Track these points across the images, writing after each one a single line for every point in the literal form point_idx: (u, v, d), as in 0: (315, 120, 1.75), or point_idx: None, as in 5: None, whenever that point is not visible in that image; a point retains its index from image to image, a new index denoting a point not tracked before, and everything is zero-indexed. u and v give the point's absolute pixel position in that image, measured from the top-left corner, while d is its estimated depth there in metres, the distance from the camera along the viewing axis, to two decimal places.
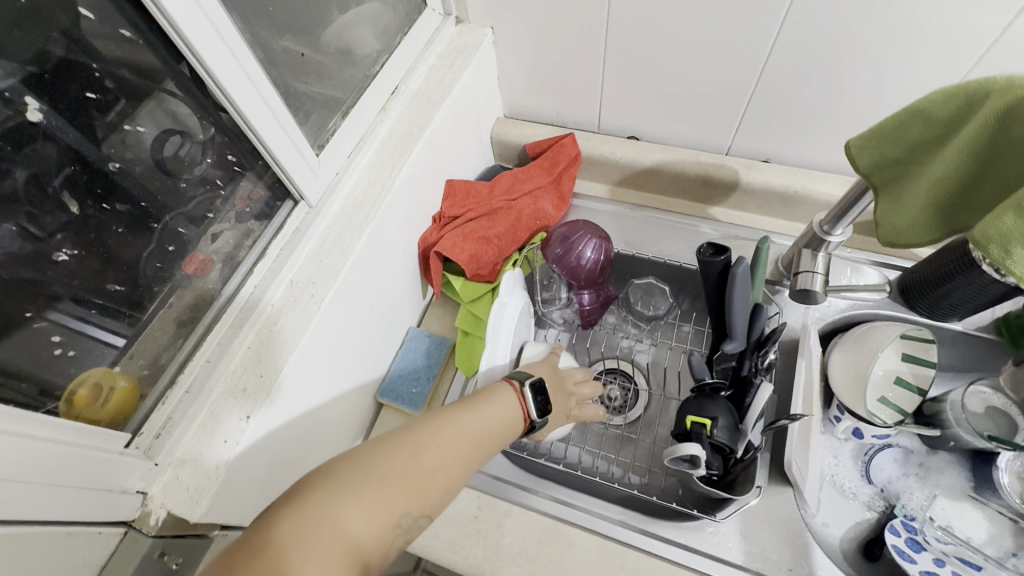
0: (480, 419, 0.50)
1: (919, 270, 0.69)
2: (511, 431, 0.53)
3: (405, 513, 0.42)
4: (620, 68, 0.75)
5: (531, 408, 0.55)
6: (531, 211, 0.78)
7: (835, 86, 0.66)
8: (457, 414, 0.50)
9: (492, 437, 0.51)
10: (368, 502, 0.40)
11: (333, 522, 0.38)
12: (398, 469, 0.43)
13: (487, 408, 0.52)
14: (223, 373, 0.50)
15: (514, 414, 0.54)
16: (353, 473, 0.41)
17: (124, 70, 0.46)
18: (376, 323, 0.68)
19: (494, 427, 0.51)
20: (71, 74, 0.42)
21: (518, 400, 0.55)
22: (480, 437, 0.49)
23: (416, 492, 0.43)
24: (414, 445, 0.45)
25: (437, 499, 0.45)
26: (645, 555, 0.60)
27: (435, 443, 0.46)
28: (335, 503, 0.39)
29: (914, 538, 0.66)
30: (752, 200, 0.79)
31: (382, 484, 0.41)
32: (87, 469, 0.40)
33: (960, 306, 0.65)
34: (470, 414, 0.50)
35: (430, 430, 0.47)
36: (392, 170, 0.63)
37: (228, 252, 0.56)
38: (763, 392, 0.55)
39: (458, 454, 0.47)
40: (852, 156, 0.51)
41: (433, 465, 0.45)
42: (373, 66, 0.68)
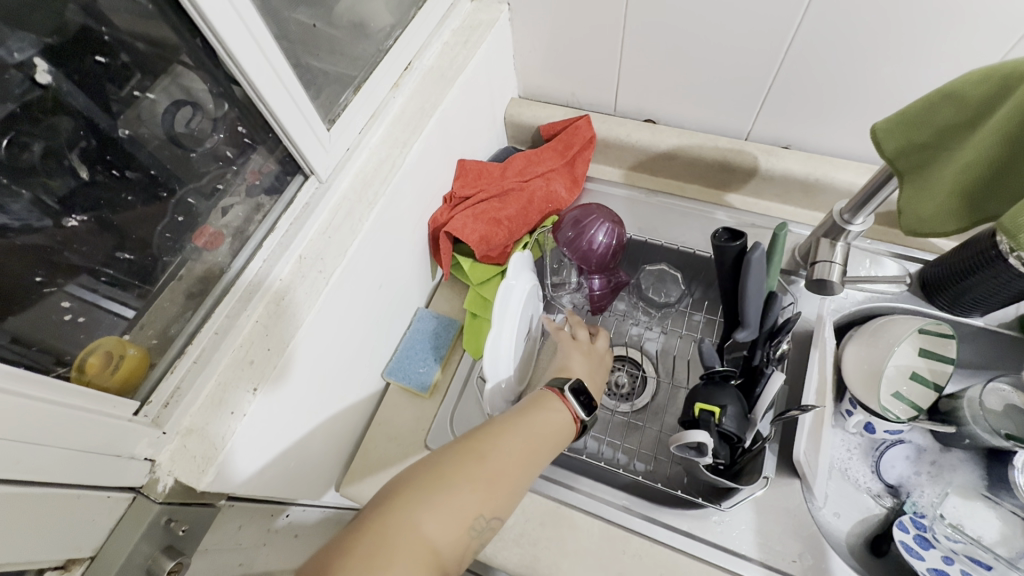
0: (535, 424, 0.54)
1: (942, 261, 0.66)
2: (566, 433, 0.56)
3: (477, 515, 0.46)
4: (639, 48, 0.73)
5: (577, 408, 0.57)
6: (543, 193, 0.76)
7: (862, 70, 0.64)
8: (513, 419, 0.54)
9: (549, 439, 0.54)
10: (442, 506, 0.44)
11: (412, 525, 0.43)
12: (464, 475, 0.47)
13: (539, 414, 0.55)
14: (231, 346, 0.50)
15: (564, 416, 0.56)
16: (425, 482, 0.46)
17: (139, 43, 0.45)
18: (384, 301, 0.68)
19: (549, 430, 0.54)
20: (86, 44, 0.42)
21: (566, 405, 0.57)
22: (536, 441, 0.53)
23: (484, 495, 0.47)
24: (476, 452, 0.49)
25: (504, 501, 0.48)
26: (647, 541, 0.60)
27: (495, 449, 0.50)
28: (414, 510, 0.44)
29: (923, 535, 0.65)
30: (770, 188, 0.77)
31: (452, 491, 0.46)
32: (96, 433, 0.41)
33: (983, 300, 0.63)
34: (525, 420, 0.54)
35: (490, 439, 0.51)
36: (403, 148, 0.63)
37: (238, 227, 0.56)
38: (774, 383, 0.54)
39: (517, 459, 0.50)
40: (878, 140, 0.49)
41: (495, 469, 0.49)
42: (386, 40, 0.66)
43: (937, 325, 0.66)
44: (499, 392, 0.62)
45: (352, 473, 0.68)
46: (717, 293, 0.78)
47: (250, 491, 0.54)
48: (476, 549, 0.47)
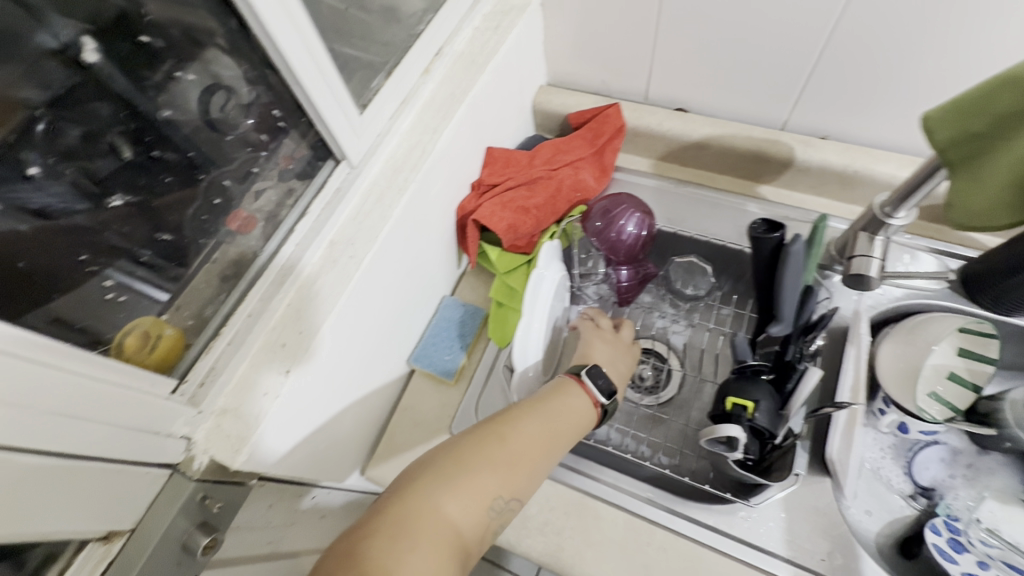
0: (554, 410, 0.54)
1: (983, 259, 0.63)
2: (586, 419, 0.56)
3: (497, 496, 0.46)
4: (673, 34, 0.71)
5: (597, 391, 0.58)
6: (571, 181, 0.75)
7: (909, 58, 0.61)
8: (535, 403, 0.54)
9: (568, 424, 0.54)
10: (464, 487, 0.45)
11: (434, 505, 0.43)
12: (485, 458, 0.47)
13: (559, 399, 0.55)
14: (263, 328, 0.51)
15: (585, 402, 0.57)
16: (447, 464, 0.46)
17: (175, 30, 0.47)
18: (412, 290, 0.68)
19: (568, 416, 0.54)
20: (125, 28, 0.44)
21: (584, 391, 0.58)
22: (556, 425, 0.53)
23: (504, 477, 0.47)
24: (496, 435, 0.50)
25: (524, 483, 0.49)
26: (671, 534, 0.59)
27: (516, 431, 0.51)
28: (435, 490, 0.44)
29: (956, 539, 0.63)
30: (805, 180, 0.75)
31: (472, 472, 0.46)
32: (136, 410, 0.42)
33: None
34: (544, 405, 0.54)
35: (511, 422, 0.52)
36: (433, 134, 0.62)
37: (270, 211, 0.57)
38: (809, 379, 0.52)
39: (537, 443, 0.51)
40: (930, 129, 0.47)
41: (516, 451, 0.49)
42: (418, 25, 0.66)
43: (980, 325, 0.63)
44: (525, 381, 0.62)
45: (377, 457, 0.69)
46: (747, 287, 0.77)
47: (279, 471, 0.54)
48: (497, 531, 0.47)
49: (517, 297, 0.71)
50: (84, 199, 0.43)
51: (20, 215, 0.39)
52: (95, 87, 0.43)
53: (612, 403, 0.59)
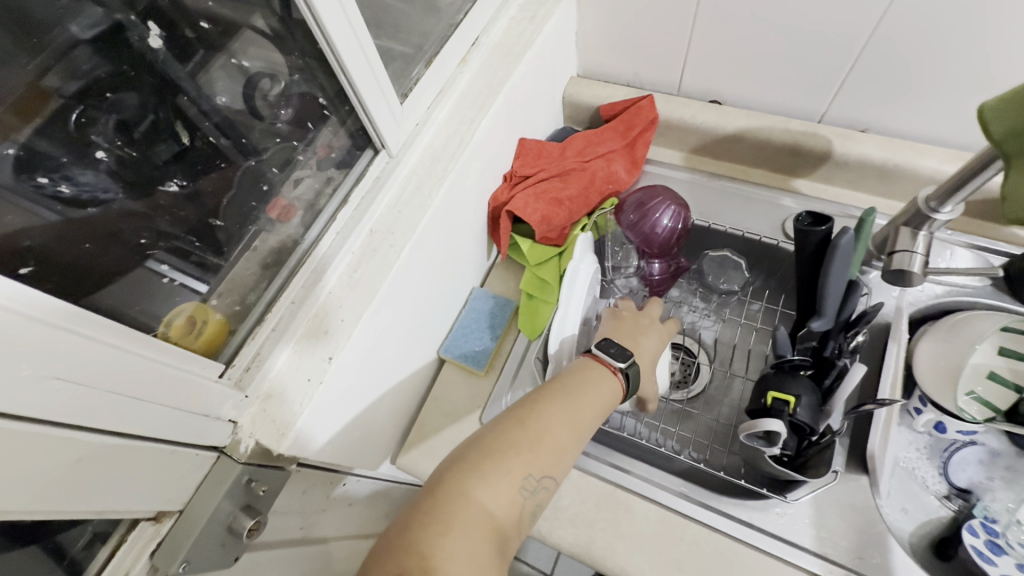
0: (573, 386, 0.52)
1: None
2: (610, 391, 0.53)
3: (526, 476, 0.45)
4: (711, 24, 0.70)
5: (608, 356, 0.55)
6: (604, 174, 0.75)
7: (958, 49, 0.60)
8: (556, 383, 0.52)
9: (592, 399, 0.52)
10: (490, 470, 0.44)
11: (463, 490, 0.42)
12: (508, 441, 0.46)
13: (577, 376, 0.53)
14: (306, 315, 0.52)
15: (601, 375, 0.54)
16: (471, 450, 0.45)
17: (206, 23, 0.51)
18: (444, 280, 0.68)
19: (591, 391, 0.52)
20: (170, 26, 0.49)
21: (598, 361, 0.55)
22: (577, 401, 0.51)
23: (529, 456, 0.46)
24: (517, 418, 0.48)
25: (553, 461, 0.47)
26: (704, 528, 0.59)
27: (539, 412, 0.49)
28: (463, 476, 0.43)
29: (994, 540, 0.62)
30: (843, 174, 0.74)
31: (497, 455, 0.45)
32: (188, 392, 0.42)
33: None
34: (562, 384, 0.52)
35: (534, 403, 0.50)
36: (471, 124, 0.62)
37: (309, 200, 0.57)
38: (854, 375, 0.52)
39: (561, 422, 0.49)
40: (984, 120, 0.47)
41: (540, 430, 0.48)
42: (456, 15, 0.66)
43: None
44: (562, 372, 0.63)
45: (408, 447, 0.69)
46: (780, 283, 0.76)
47: (319, 457, 0.55)
48: (534, 512, 0.45)
49: (549, 289, 0.71)
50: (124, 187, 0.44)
51: (74, 200, 0.41)
52: (128, 80, 0.47)
53: (633, 367, 0.55)
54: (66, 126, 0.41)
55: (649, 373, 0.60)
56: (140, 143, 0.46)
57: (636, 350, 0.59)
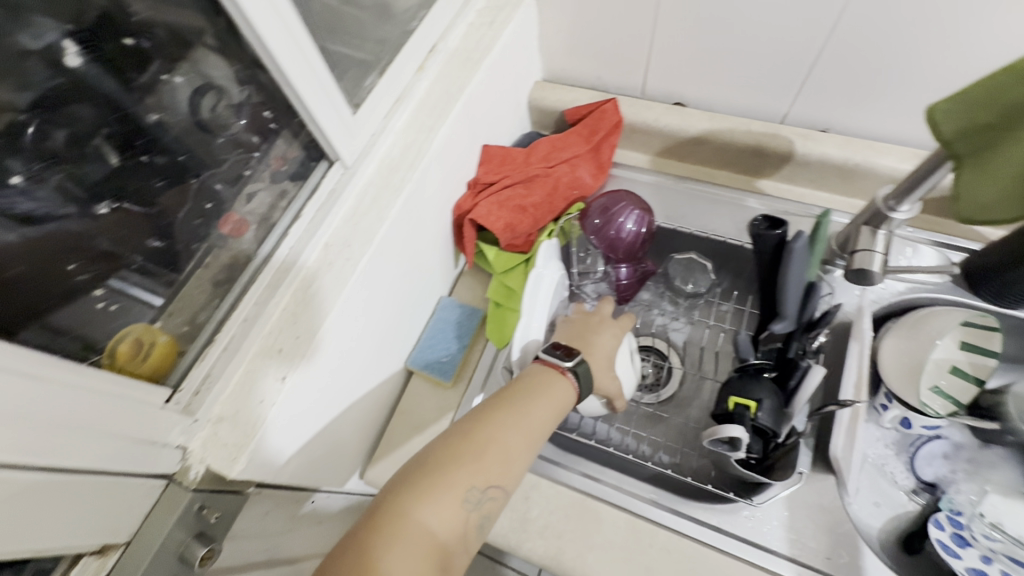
0: (520, 393, 0.51)
1: (989, 251, 0.63)
2: (561, 395, 0.52)
3: (469, 488, 0.44)
4: (671, 28, 0.70)
5: (552, 358, 0.54)
6: (568, 179, 0.74)
7: (910, 50, 0.60)
8: (505, 393, 0.51)
9: (541, 404, 0.50)
10: (431, 485, 0.42)
11: (403, 509, 0.41)
12: (450, 454, 0.45)
13: (525, 383, 0.52)
14: (260, 333, 0.50)
15: (549, 377, 0.53)
16: (413, 468, 0.44)
17: (158, 30, 0.46)
18: (407, 291, 0.67)
19: (539, 397, 0.51)
20: (114, 29, 0.43)
21: (546, 365, 0.54)
22: (524, 408, 0.49)
23: (473, 467, 0.44)
24: (461, 430, 0.47)
25: (498, 470, 0.45)
26: (674, 534, 0.59)
27: (484, 423, 0.48)
28: (405, 495, 0.42)
29: (959, 533, 0.63)
30: (805, 174, 0.74)
31: (439, 469, 0.44)
32: (131, 421, 0.41)
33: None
34: (509, 392, 0.51)
35: (480, 414, 0.49)
36: (428, 133, 0.61)
37: (262, 214, 0.56)
38: (813, 375, 0.52)
39: (506, 430, 0.47)
40: (935, 121, 0.46)
41: (483, 440, 0.46)
42: (411, 21, 0.64)
43: (982, 320, 0.63)
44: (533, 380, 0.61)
45: (376, 461, 0.69)
46: (747, 283, 0.76)
47: (278, 476, 0.54)
48: (482, 525, 0.44)
49: (516, 297, 0.71)
50: (71, 204, 0.41)
51: (16, 220, 0.38)
52: (82, 91, 0.42)
53: (582, 364, 0.54)
54: (19, 140, 0.38)
55: (607, 371, 0.58)
56: (78, 155, 0.42)
57: (587, 349, 0.58)
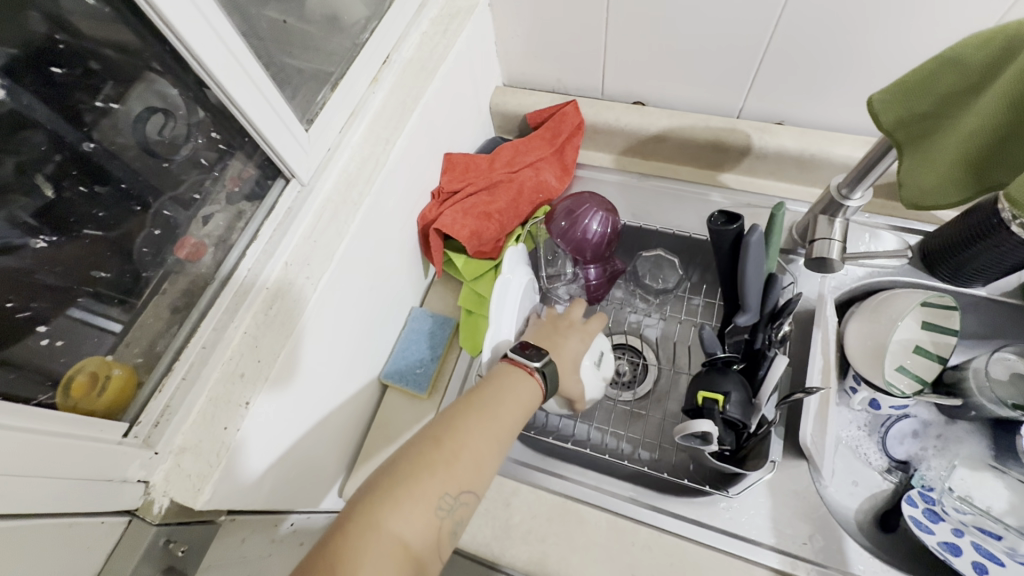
0: (490, 396, 0.50)
1: (941, 234, 0.65)
2: (529, 396, 0.52)
3: (442, 496, 0.43)
4: (624, 28, 0.70)
5: (523, 358, 0.54)
6: (532, 183, 0.74)
7: (854, 41, 0.62)
8: (475, 396, 0.50)
9: (510, 406, 0.50)
10: (403, 495, 0.42)
11: (375, 521, 0.40)
12: (421, 461, 0.44)
13: (494, 385, 0.52)
14: (220, 360, 0.49)
15: (517, 378, 0.53)
16: (383, 478, 0.43)
17: (108, 50, 0.43)
18: (376, 304, 0.66)
19: (509, 398, 0.51)
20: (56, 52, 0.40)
21: (513, 364, 0.54)
22: (495, 411, 0.49)
23: (446, 474, 0.44)
24: (431, 436, 0.46)
25: (471, 475, 0.45)
26: (655, 531, 0.59)
27: (455, 428, 0.47)
28: (376, 505, 0.41)
29: (931, 508, 0.65)
30: (764, 166, 0.75)
31: (410, 477, 0.43)
32: (85, 459, 0.40)
33: (986, 270, 0.61)
34: (478, 395, 0.51)
35: (450, 419, 0.48)
36: (385, 145, 0.60)
37: (220, 236, 0.55)
38: (778, 365, 0.53)
39: (478, 434, 0.47)
40: (875, 112, 0.47)
41: (455, 446, 0.46)
42: (362, 33, 0.64)
43: (939, 299, 0.65)
44: None
45: (354, 479, 0.67)
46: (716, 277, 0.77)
47: (253, 503, 0.52)
48: (455, 531, 0.44)
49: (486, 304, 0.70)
50: (21, 233, 0.40)
51: None
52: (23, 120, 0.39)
53: (549, 365, 0.55)
54: None
55: (572, 373, 0.59)
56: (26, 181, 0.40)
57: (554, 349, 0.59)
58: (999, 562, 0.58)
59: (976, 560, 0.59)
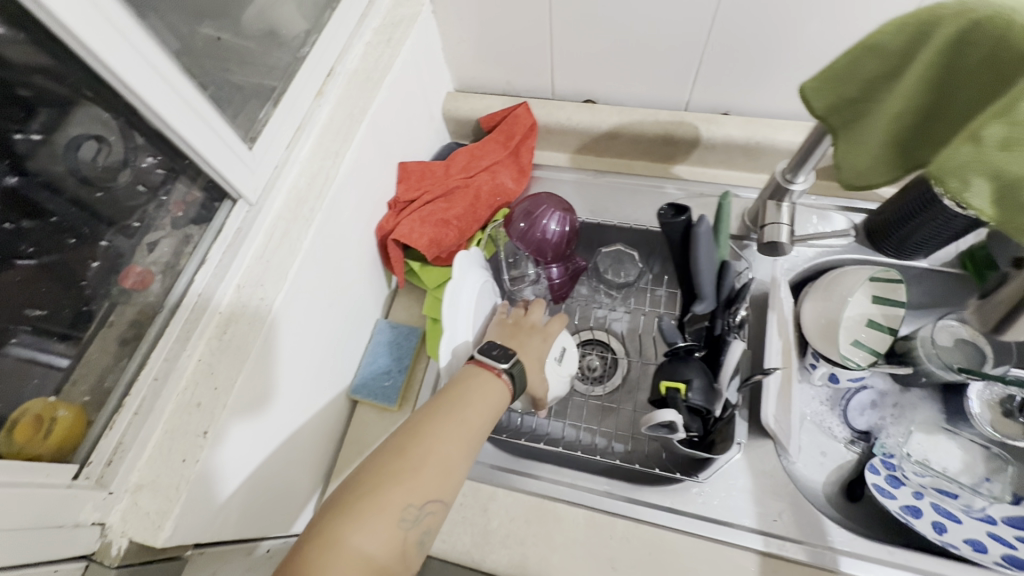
0: (456, 400, 0.50)
1: (886, 207, 0.67)
2: (496, 397, 0.53)
3: (407, 506, 0.42)
4: (568, 28, 0.71)
5: (491, 359, 0.54)
6: (489, 187, 0.75)
7: (788, 31, 0.64)
8: (441, 401, 0.50)
9: (476, 409, 0.50)
10: (367, 507, 0.41)
11: (336, 535, 0.39)
12: (385, 471, 0.43)
13: (460, 388, 0.52)
14: (175, 389, 0.48)
15: (484, 379, 0.53)
16: (346, 492, 0.42)
17: (38, 76, 0.41)
18: (338, 318, 0.65)
19: (475, 402, 0.51)
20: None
21: (481, 365, 0.54)
22: (459, 415, 0.49)
23: (410, 483, 0.43)
24: (396, 446, 0.46)
25: (437, 481, 0.45)
26: (631, 522, 0.60)
27: (420, 434, 0.47)
28: (340, 519, 0.40)
29: (893, 474, 0.67)
30: (714, 156, 0.77)
31: (373, 488, 0.42)
32: (33, 507, 0.38)
33: (927, 242, 0.64)
34: (445, 399, 0.51)
35: (416, 426, 0.48)
36: (335, 158, 0.59)
37: (167, 262, 0.53)
38: (735, 349, 0.54)
39: (445, 440, 0.47)
40: (808, 98, 0.48)
41: (420, 453, 0.45)
42: (303, 46, 0.63)
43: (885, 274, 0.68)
44: None
45: None
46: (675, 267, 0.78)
47: (221, 533, 0.51)
48: (422, 541, 0.43)
49: None
50: None
51: None
52: None
53: (517, 365, 0.55)
54: None
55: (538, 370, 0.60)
56: None
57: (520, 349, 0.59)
58: (956, 520, 0.63)
59: (936, 521, 0.63)
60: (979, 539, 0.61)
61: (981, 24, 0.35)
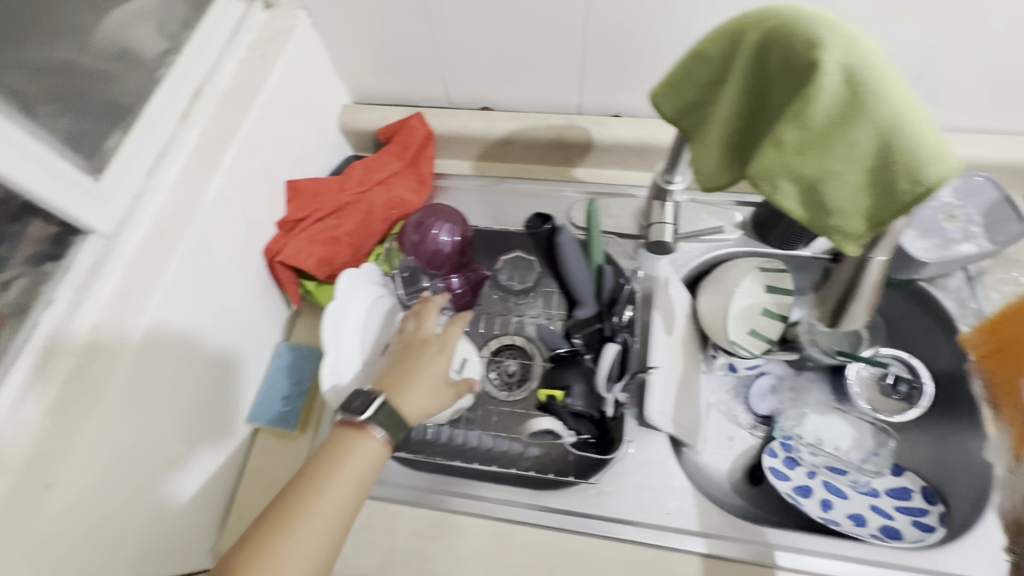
0: (313, 483, 0.44)
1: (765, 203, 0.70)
2: (368, 463, 0.46)
3: None
4: (450, 37, 0.71)
5: (350, 414, 0.47)
6: (385, 200, 0.73)
7: (659, 34, 0.65)
8: (300, 483, 0.44)
9: (339, 488, 0.44)
10: None
11: None
12: None
13: (324, 464, 0.45)
14: (21, 439, 0.45)
15: (346, 441, 0.46)
16: None
17: None
18: (220, 348, 0.62)
19: (339, 481, 0.44)
20: None
21: (345, 426, 0.47)
22: (316, 503, 0.43)
23: None
24: (241, 548, 0.41)
25: None
26: (533, 528, 0.60)
27: (269, 533, 0.41)
28: None
29: (790, 456, 0.70)
30: (609, 157, 0.78)
31: None
32: None
33: (804, 234, 0.68)
34: (304, 479, 0.44)
35: (265, 521, 0.42)
36: (201, 183, 0.57)
37: (17, 304, 0.49)
38: (608, 352, 0.55)
39: (294, 540, 0.41)
40: (657, 104, 0.48)
41: (260, 560, 0.40)
42: (162, 67, 0.60)
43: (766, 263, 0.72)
44: None
45: (229, 533, 0.64)
46: None
47: None
48: None
49: None
50: None
51: None
52: None
53: (385, 409, 0.48)
54: None
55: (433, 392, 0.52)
56: None
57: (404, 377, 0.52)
58: (842, 496, 0.66)
59: (825, 499, 0.65)
60: (862, 513, 0.63)
61: (778, 30, 0.36)
